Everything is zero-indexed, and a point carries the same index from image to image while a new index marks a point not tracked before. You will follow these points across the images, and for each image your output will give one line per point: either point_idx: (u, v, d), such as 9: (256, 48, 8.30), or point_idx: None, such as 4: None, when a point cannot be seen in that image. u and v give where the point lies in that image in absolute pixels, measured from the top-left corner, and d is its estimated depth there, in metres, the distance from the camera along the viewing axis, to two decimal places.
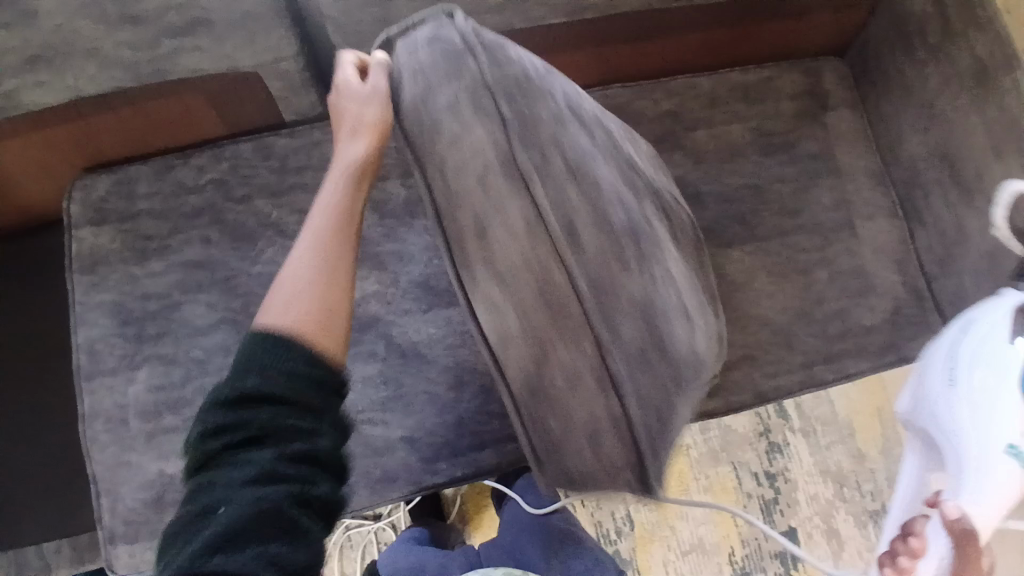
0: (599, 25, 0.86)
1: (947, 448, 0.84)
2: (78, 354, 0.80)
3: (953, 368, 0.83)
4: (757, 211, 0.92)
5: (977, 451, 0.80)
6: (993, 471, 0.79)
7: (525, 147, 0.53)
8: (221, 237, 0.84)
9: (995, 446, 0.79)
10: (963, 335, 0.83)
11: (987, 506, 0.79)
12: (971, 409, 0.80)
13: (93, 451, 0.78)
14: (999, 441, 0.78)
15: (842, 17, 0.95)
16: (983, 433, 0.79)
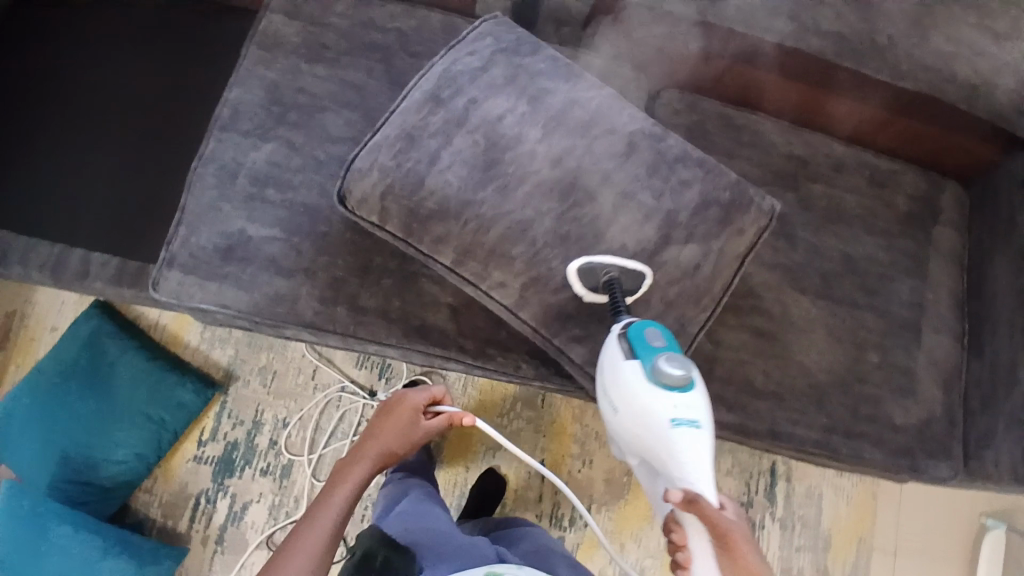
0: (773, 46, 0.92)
1: (649, 456, 0.70)
2: (223, 107, 0.89)
3: (605, 395, 0.72)
4: (839, 277, 0.96)
5: (671, 453, 0.67)
6: (678, 456, 0.66)
7: (552, 114, 0.78)
8: (382, 73, 0.91)
9: (659, 429, 0.66)
10: (602, 356, 0.72)
11: (706, 474, 0.66)
12: (642, 422, 0.68)
13: (196, 187, 0.86)
14: (661, 422, 0.66)
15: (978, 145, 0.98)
16: (654, 429, 0.67)
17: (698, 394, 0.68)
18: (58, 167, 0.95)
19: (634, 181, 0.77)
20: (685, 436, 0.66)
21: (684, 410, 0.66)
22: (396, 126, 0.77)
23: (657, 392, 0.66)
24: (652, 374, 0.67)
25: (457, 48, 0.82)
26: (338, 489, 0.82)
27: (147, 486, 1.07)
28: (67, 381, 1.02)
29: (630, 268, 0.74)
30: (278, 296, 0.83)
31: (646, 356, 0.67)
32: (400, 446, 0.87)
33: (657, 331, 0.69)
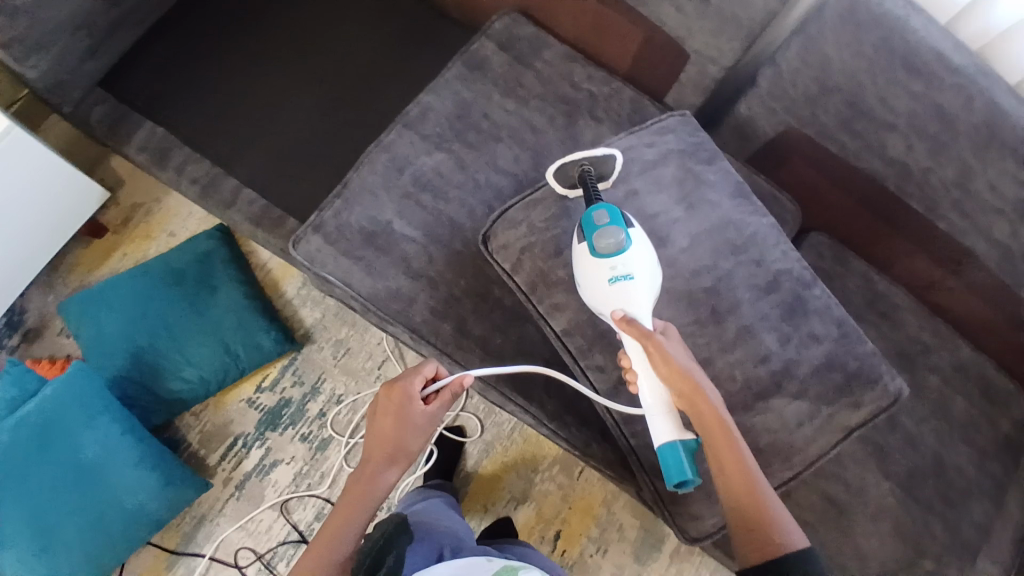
0: (940, 234, 0.94)
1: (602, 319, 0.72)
2: (413, 106, 0.94)
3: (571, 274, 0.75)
4: (922, 476, 0.94)
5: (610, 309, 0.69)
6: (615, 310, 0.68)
7: (712, 228, 0.79)
8: (564, 126, 0.94)
9: (599, 291, 0.69)
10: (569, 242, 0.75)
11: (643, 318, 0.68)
12: (585, 290, 0.70)
13: (364, 169, 0.90)
14: (600, 284, 0.68)
15: None
16: (594, 293, 0.69)
17: (633, 253, 0.69)
18: (244, 101, 1.01)
19: (766, 319, 0.76)
20: (618, 291, 0.68)
21: (616, 267, 0.68)
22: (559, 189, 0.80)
23: (593, 263, 0.69)
24: (591, 245, 0.69)
25: (639, 135, 0.84)
26: (351, 502, 0.76)
27: (196, 411, 1.10)
28: (167, 287, 1.07)
29: (597, 158, 0.77)
30: (397, 293, 0.86)
31: (588, 234, 0.70)
32: (407, 444, 0.76)
33: (604, 210, 0.70)
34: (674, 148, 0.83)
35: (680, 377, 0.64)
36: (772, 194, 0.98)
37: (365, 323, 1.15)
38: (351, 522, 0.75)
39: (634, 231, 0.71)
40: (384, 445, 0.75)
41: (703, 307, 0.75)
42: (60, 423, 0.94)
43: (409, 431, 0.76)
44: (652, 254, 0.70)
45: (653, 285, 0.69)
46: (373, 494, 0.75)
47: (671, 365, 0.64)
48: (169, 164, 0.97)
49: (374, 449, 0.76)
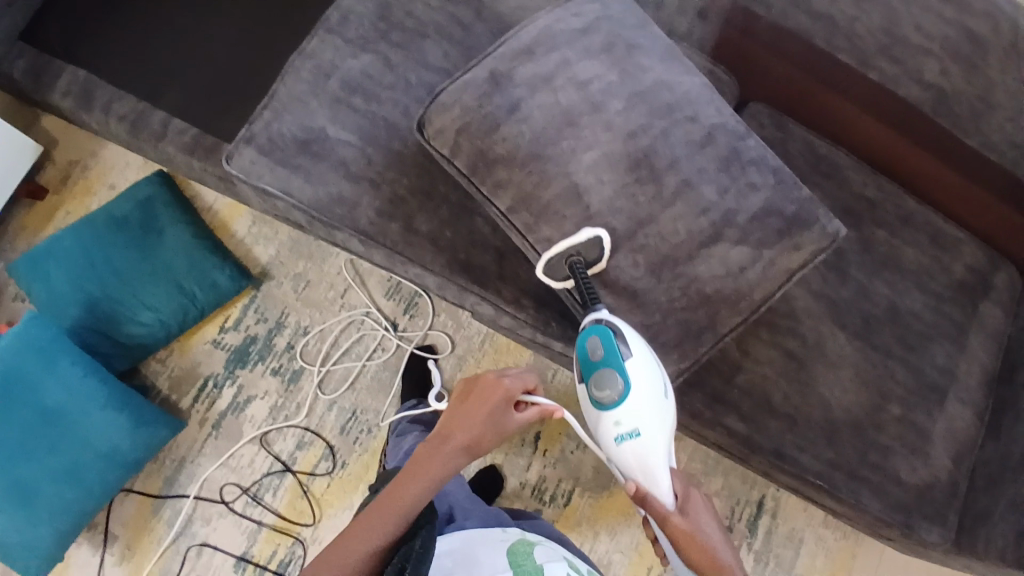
0: (870, 80, 0.98)
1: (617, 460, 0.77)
2: (335, 12, 0.92)
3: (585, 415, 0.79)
4: (878, 324, 0.95)
5: (623, 464, 0.73)
6: (630, 468, 0.73)
7: (643, 88, 0.78)
8: (491, 17, 0.94)
9: (611, 446, 0.73)
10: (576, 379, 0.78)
11: (656, 471, 0.71)
12: (598, 439, 0.75)
13: (291, 79, 0.89)
14: (611, 440, 0.72)
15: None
16: (605, 445, 0.74)
17: (634, 400, 0.71)
18: (166, 32, 0.99)
19: (704, 172, 0.76)
20: (628, 446, 0.71)
21: (622, 423, 0.71)
22: (486, 67, 0.80)
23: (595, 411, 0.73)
24: (595, 398, 0.73)
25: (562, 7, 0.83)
26: (420, 472, 0.71)
27: (162, 357, 1.10)
28: (115, 235, 1.05)
29: (580, 241, 0.74)
30: (341, 198, 0.86)
31: (587, 375, 0.73)
32: (490, 440, 0.73)
33: (596, 340, 0.72)
34: (597, 15, 0.82)
35: (694, 539, 0.70)
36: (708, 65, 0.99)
37: (323, 254, 1.14)
38: (410, 500, 0.69)
39: (634, 362, 0.71)
40: (471, 432, 0.71)
41: (639, 164, 0.76)
42: (24, 371, 0.94)
43: (496, 427, 0.73)
44: (657, 387, 0.72)
45: (661, 425, 0.72)
46: (444, 476, 0.71)
47: (693, 544, 0.70)
48: (95, 104, 0.94)
49: (462, 423, 0.72)
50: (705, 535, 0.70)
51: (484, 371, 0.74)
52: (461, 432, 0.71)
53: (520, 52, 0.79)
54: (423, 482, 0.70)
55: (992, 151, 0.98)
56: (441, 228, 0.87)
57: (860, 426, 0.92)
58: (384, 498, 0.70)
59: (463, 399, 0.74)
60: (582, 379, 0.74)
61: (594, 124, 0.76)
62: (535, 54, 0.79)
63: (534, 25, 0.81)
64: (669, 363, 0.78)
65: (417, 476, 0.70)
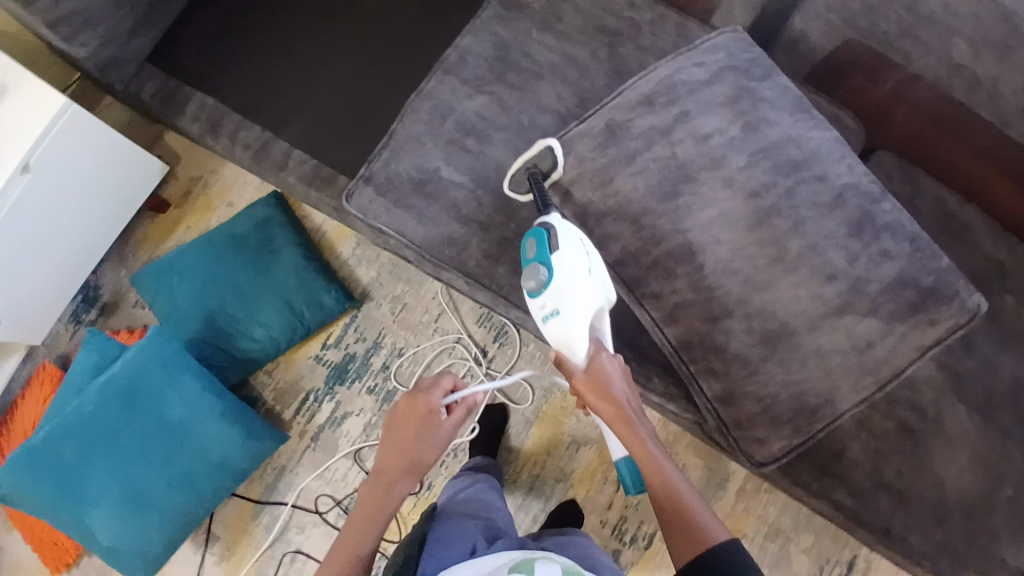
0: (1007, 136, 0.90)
1: None
2: (453, 51, 0.94)
3: None
4: (1004, 398, 0.88)
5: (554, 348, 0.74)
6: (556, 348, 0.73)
7: (765, 147, 0.77)
8: (608, 58, 0.93)
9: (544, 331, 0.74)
10: None
11: (576, 346, 0.71)
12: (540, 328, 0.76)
13: (408, 118, 0.91)
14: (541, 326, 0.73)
15: None
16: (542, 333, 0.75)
17: (558, 285, 0.70)
18: (289, 63, 1.04)
19: (832, 237, 0.74)
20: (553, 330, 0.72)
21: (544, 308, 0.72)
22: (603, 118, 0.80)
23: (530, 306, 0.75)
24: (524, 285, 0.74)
25: (681, 57, 0.82)
26: (366, 504, 0.76)
27: (269, 369, 1.16)
28: (234, 254, 1.12)
29: (538, 154, 0.82)
30: (450, 239, 0.87)
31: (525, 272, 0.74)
32: (426, 458, 0.77)
33: (531, 242, 0.74)
34: (719, 66, 0.81)
35: (597, 392, 0.69)
36: (830, 112, 0.94)
37: (420, 279, 1.17)
38: (361, 540, 0.73)
39: (561, 253, 0.71)
40: (399, 459, 0.76)
41: (758, 226, 0.74)
42: (149, 381, 1.01)
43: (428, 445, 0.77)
44: (581, 267, 0.70)
45: (584, 305, 0.69)
46: (386, 508, 0.75)
47: (601, 394, 0.69)
48: (222, 133, 1.00)
49: (389, 450, 0.77)
50: (608, 384, 0.69)
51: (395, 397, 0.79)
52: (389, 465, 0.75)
53: (638, 105, 0.79)
54: (368, 521, 0.74)
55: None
56: None
57: (977, 506, 0.86)
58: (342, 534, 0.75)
59: (388, 428, 0.79)
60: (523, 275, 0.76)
61: (711, 183, 0.75)
62: (653, 107, 0.79)
63: (652, 75, 0.81)
64: (780, 436, 0.76)
65: (366, 521, 0.75)
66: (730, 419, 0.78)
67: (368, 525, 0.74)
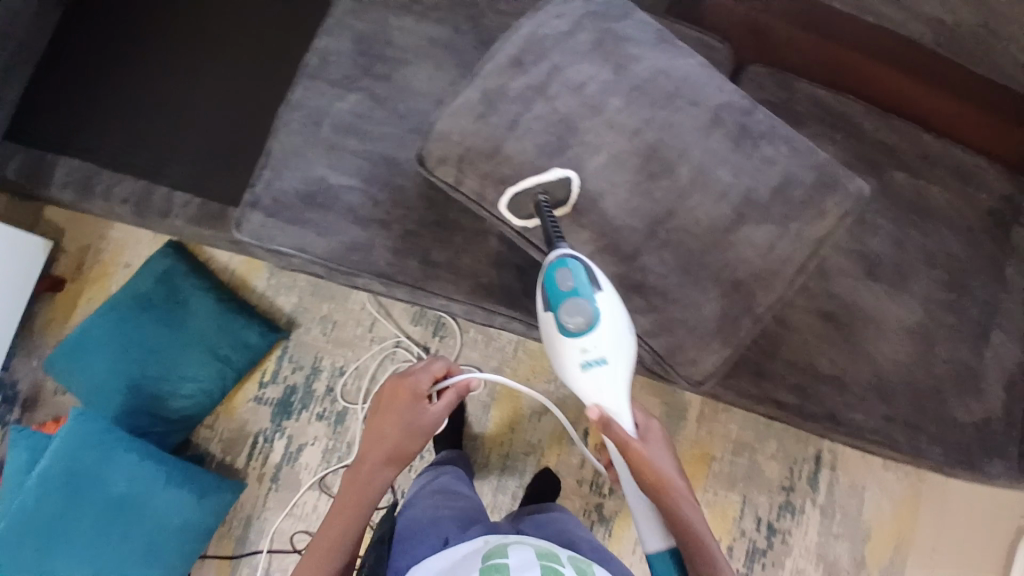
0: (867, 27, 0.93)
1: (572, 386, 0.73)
2: (313, 55, 0.90)
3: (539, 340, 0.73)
4: (913, 269, 0.93)
5: (582, 389, 0.70)
6: (584, 392, 0.69)
7: (636, 81, 0.77)
8: (470, 29, 0.91)
9: (574, 373, 0.68)
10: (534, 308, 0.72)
11: (614, 398, 0.69)
12: (560, 368, 0.70)
13: (282, 132, 0.88)
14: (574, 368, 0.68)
15: None
16: (566, 372, 0.69)
17: (605, 328, 0.67)
18: (155, 107, 0.99)
19: (718, 156, 0.76)
20: (590, 374, 0.68)
21: (585, 350, 0.67)
22: (475, 89, 0.77)
23: (564, 341, 0.67)
24: (557, 321, 0.67)
25: (536, 16, 0.81)
26: (351, 498, 0.75)
27: (210, 423, 1.11)
28: (143, 314, 1.06)
29: (556, 181, 0.73)
30: (353, 245, 0.85)
31: (554, 305, 0.67)
32: (410, 444, 0.77)
33: (570, 271, 0.67)
34: (576, 14, 0.81)
35: (647, 464, 0.69)
36: (695, 36, 0.95)
37: (343, 293, 1.14)
38: (342, 531, 0.74)
39: (605, 295, 0.67)
40: (382, 448, 0.77)
41: (647, 160, 0.75)
42: (84, 466, 0.96)
43: (414, 433, 0.77)
44: (624, 317, 0.69)
45: (626, 353, 0.69)
46: (371, 497, 0.75)
47: (648, 467, 0.69)
48: (96, 192, 0.92)
49: (375, 436, 0.77)
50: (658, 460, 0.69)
51: (385, 382, 0.80)
52: (372, 451, 0.76)
53: (507, 68, 0.78)
54: (353, 512, 0.75)
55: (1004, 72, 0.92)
56: (457, 254, 0.87)
57: (910, 374, 0.91)
58: (320, 534, 0.75)
59: (374, 413, 0.79)
60: (546, 307, 0.69)
61: (596, 129, 0.75)
62: (521, 66, 0.78)
63: (512, 37, 0.80)
64: (710, 351, 0.78)
65: (346, 512, 0.75)
66: (662, 347, 0.78)
67: (354, 513, 0.75)
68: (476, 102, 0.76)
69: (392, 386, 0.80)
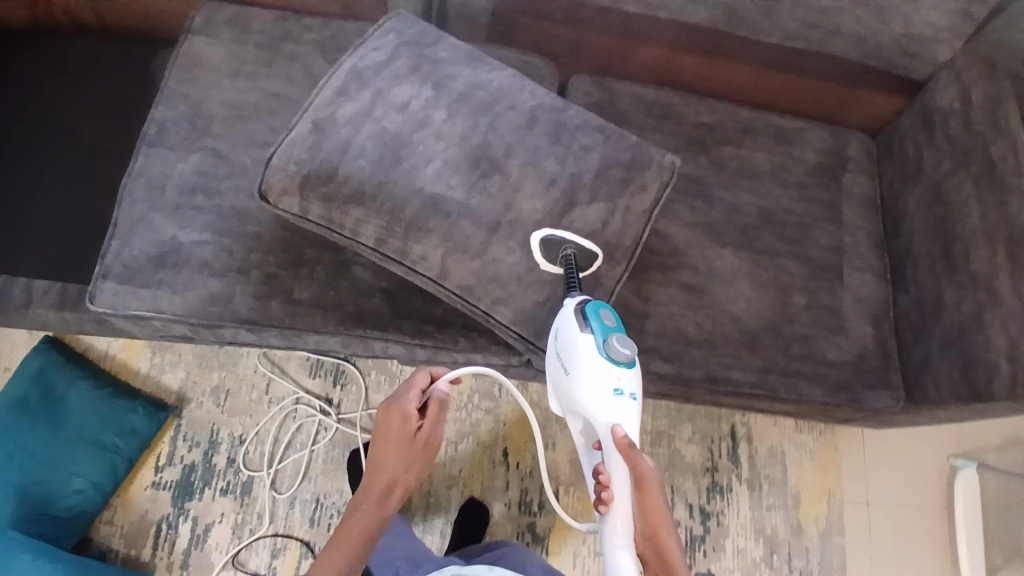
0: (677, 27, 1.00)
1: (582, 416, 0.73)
2: (150, 125, 0.92)
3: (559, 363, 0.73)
4: (757, 229, 0.99)
5: (604, 416, 0.70)
6: (607, 420, 0.70)
7: (453, 93, 0.82)
8: (302, 80, 0.96)
9: (603, 397, 0.70)
10: (559, 333, 0.74)
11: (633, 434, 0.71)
12: (583, 393, 0.71)
13: (126, 202, 0.88)
14: (606, 391, 0.70)
15: (857, 99, 1.07)
16: (596, 396, 0.70)
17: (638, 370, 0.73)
18: (1, 206, 0.97)
19: (539, 152, 0.81)
20: (618, 401, 0.70)
21: (619, 378, 0.71)
22: (308, 120, 0.79)
23: (605, 366, 0.71)
24: (602, 346, 0.71)
25: (359, 48, 0.85)
26: (352, 531, 0.77)
27: (109, 517, 1.04)
28: (17, 417, 1.00)
29: (588, 249, 0.80)
30: (212, 297, 0.85)
31: (599, 333, 0.71)
32: (409, 468, 0.80)
33: (609, 310, 0.73)
34: (392, 41, 0.86)
35: (655, 490, 0.71)
36: (517, 56, 1.02)
37: (233, 359, 1.12)
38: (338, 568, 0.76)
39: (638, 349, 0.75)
40: (383, 477, 0.79)
41: (474, 163, 0.79)
42: None
43: (414, 456, 0.80)
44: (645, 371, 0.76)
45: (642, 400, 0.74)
46: (369, 530, 0.78)
47: (654, 496, 0.70)
48: None
49: (377, 464, 0.79)
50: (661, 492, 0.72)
51: (384, 403, 0.80)
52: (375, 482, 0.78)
53: (335, 97, 0.80)
54: (347, 551, 0.77)
55: (800, 40, 0.98)
56: (320, 289, 0.87)
57: (778, 324, 0.95)
58: None
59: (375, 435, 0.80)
60: (585, 331, 0.72)
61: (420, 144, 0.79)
62: (345, 93, 0.80)
63: (337, 69, 0.83)
64: None
65: (338, 550, 0.77)
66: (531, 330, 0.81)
67: (355, 544, 0.77)
68: (310, 132, 0.78)
69: (387, 409, 0.81)
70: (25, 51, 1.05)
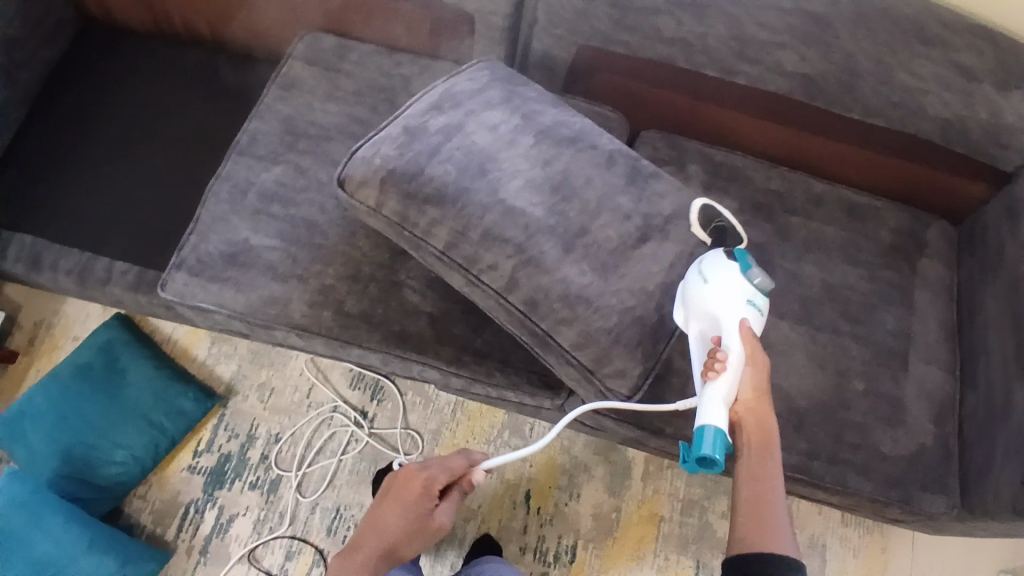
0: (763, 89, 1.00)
1: (705, 318, 0.74)
2: (244, 135, 1.00)
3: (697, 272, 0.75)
4: (816, 304, 0.96)
5: (731, 317, 0.71)
6: (733, 323, 0.71)
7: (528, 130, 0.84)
8: (386, 110, 1.02)
9: (735, 302, 0.72)
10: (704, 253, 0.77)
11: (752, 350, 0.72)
12: (716, 295, 0.72)
13: (210, 202, 0.95)
14: (740, 298, 0.72)
15: (945, 184, 1.03)
16: (728, 297, 0.72)
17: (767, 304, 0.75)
18: (100, 190, 1.07)
19: (599, 200, 0.82)
20: (749, 312, 0.72)
21: (754, 297, 0.73)
22: (400, 127, 0.83)
23: (741, 279, 0.73)
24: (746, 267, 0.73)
25: (461, 71, 0.90)
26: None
27: (142, 492, 1.10)
28: (80, 383, 1.09)
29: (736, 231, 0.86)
30: (272, 299, 0.90)
31: (742, 256, 0.75)
32: (409, 540, 0.86)
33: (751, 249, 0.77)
34: (490, 73, 0.90)
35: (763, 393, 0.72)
36: (590, 107, 1.05)
37: (283, 359, 1.18)
38: None
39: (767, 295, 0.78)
40: (379, 542, 0.85)
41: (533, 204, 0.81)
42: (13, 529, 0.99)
43: (415, 530, 0.86)
44: None
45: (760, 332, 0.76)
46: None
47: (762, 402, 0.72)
48: (44, 266, 0.99)
49: (379, 524, 0.86)
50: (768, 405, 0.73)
51: (406, 468, 0.88)
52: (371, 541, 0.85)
53: (431, 110, 0.84)
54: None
55: (880, 118, 0.97)
56: (372, 306, 0.91)
57: (828, 405, 0.91)
58: None
59: (388, 494, 0.88)
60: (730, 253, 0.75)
61: None
62: (436, 111, 0.84)
63: (438, 85, 0.88)
64: (622, 372, 0.81)
65: None
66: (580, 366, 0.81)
67: None
68: (402, 138, 0.82)
69: (406, 475, 0.88)
70: (145, 57, 1.17)
